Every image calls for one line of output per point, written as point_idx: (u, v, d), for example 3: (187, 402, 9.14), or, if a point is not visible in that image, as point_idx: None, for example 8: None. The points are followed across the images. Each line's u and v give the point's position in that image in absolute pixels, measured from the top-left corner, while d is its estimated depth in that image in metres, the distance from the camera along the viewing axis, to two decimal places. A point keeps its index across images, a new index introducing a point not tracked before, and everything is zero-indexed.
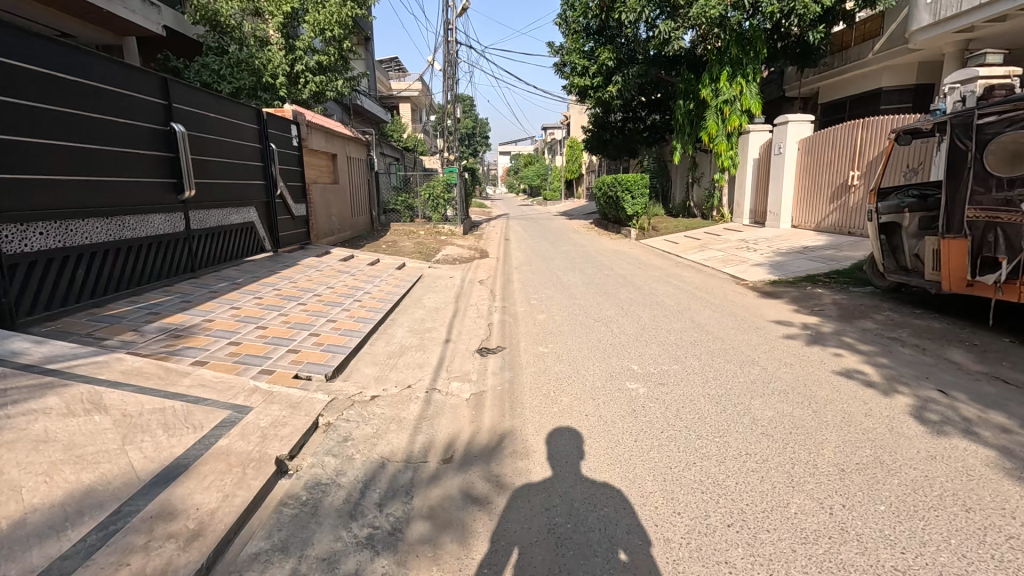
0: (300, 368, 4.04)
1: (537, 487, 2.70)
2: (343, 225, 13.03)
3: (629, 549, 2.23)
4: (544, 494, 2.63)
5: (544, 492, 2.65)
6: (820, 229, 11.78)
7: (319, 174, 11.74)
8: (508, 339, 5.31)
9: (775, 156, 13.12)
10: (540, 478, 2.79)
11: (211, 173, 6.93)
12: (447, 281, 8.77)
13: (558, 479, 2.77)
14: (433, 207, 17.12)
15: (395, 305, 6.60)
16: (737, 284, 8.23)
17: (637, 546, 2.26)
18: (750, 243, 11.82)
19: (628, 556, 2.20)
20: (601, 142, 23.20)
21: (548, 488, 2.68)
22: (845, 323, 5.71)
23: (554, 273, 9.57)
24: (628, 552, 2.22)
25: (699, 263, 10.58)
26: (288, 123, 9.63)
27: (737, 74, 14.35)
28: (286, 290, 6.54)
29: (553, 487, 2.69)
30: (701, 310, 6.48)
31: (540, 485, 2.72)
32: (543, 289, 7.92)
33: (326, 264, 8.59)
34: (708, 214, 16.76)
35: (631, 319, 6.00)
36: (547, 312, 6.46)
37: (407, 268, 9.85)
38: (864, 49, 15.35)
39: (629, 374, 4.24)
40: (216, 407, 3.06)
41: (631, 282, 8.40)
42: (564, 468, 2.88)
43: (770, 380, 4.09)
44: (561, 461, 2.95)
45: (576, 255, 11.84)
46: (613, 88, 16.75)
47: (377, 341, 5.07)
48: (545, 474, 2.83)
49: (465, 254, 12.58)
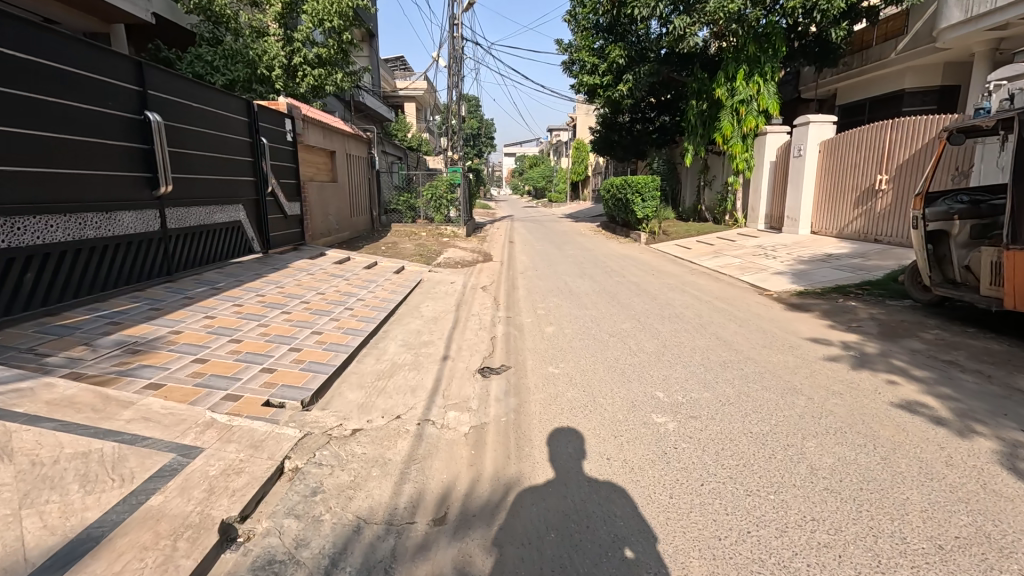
0: (272, 393, 3.47)
1: (540, 488, 2.67)
2: (341, 225, 12.52)
3: (635, 548, 2.23)
4: (548, 494, 2.61)
5: (547, 494, 2.62)
6: (842, 236, 11.19)
7: (316, 172, 11.21)
8: (514, 356, 4.73)
9: (794, 158, 12.53)
10: (544, 478, 2.76)
11: (192, 168, 6.37)
12: (448, 286, 8.21)
13: (562, 480, 2.75)
14: (436, 208, 16.41)
15: (390, 314, 6.04)
16: (760, 295, 7.63)
17: (641, 543, 2.26)
18: (768, 249, 11.22)
19: (633, 554, 2.20)
20: (609, 143, 22.63)
21: (552, 488, 2.67)
22: (890, 343, 5.11)
23: (562, 279, 8.99)
24: (634, 550, 2.22)
25: (716, 270, 9.97)
26: (282, 117, 9.09)
27: (754, 72, 13.73)
28: (270, 296, 5.98)
29: (556, 487, 2.68)
30: (726, 324, 5.88)
31: (545, 484, 2.70)
32: (550, 297, 7.35)
33: (319, 267, 8.04)
34: (720, 218, 16.16)
35: (650, 334, 5.42)
36: (556, 324, 5.89)
37: (406, 271, 9.30)
38: (886, 49, 14.69)
39: (655, 404, 3.66)
40: (156, 450, 2.49)
41: (646, 290, 7.81)
42: (566, 470, 2.85)
43: (820, 413, 3.51)
44: (561, 461, 2.93)
45: (584, 260, 11.27)
46: (624, 86, 16.16)
47: (365, 357, 4.50)
48: (547, 476, 2.79)
49: (468, 257, 12.03)
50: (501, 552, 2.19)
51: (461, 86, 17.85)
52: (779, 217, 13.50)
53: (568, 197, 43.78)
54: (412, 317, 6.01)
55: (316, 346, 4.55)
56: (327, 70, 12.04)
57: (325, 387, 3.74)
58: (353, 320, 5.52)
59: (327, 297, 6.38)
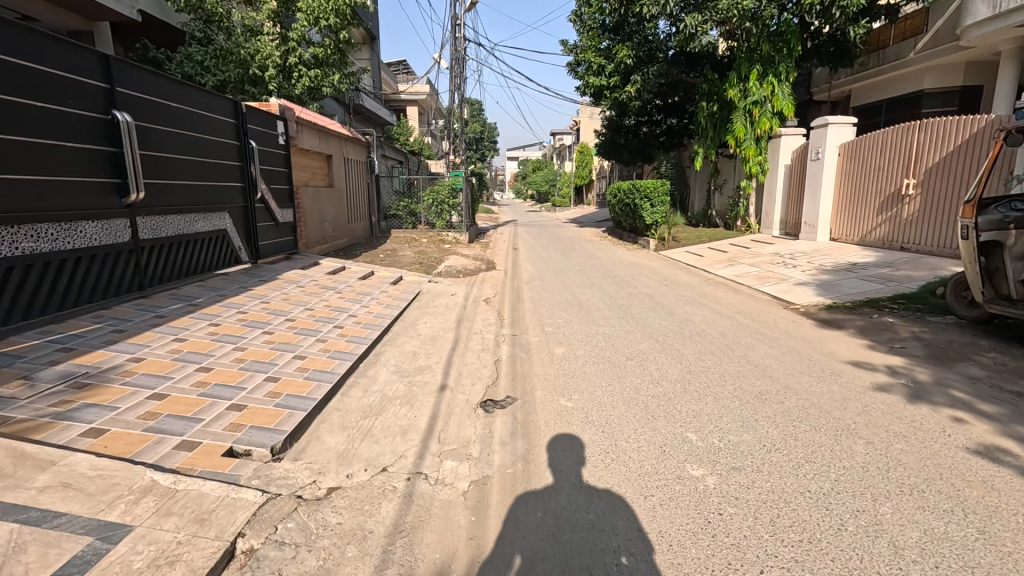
0: (236, 439, 2.94)
1: (538, 494, 2.69)
2: (338, 232, 12.03)
3: (631, 555, 2.25)
4: (546, 501, 2.63)
5: (546, 501, 2.63)
6: (865, 243, 10.66)
7: (311, 177, 10.72)
8: (521, 386, 4.17)
9: (811, 162, 11.97)
10: (543, 484, 2.79)
11: (170, 173, 5.88)
12: (448, 299, 7.68)
13: (561, 485, 2.77)
14: (437, 213, 16.02)
15: (383, 332, 5.50)
16: (785, 309, 7.08)
17: (637, 550, 2.28)
18: (786, 257, 10.66)
19: (629, 561, 2.21)
20: (615, 147, 22.03)
21: (551, 494, 2.69)
22: (943, 369, 4.54)
23: (569, 290, 8.47)
24: (629, 557, 2.24)
25: (733, 280, 9.40)
26: (274, 119, 8.61)
27: (768, 72, 13.20)
28: (253, 313, 5.45)
29: (555, 493, 2.69)
30: (756, 344, 5.32)
31: (543, 490, 2.73)
32: (558, 312, 6.79)
33: (311, 278, 7.53)
34: (732, 224, 15.60)
35: (672, 358, 4.87)
36: (567, 344, 5.34)
37: (404, 282, 8.78)
38: (905, 48, 14.16)
39: (688, 452, 3.10)
40: (68, 533, 1.95)
41: (661, 304, 7.26)
42: (565, 476, 2.86)
43: (884, 463, 2.97)
44: (560, 468, 2.94)
45: (592, 269, 10.75)
46: (632, 88, 15.60)
47: (352, 388, 3.97)
48: (546, 482, 2.81)
49: (470, 265, 11.50)
50: (497, 558, 2.22)
51: (462, 88, 17.34)
52: (796, 223, 12.93)
53: (572, 201, 43.21)
54: (407, 336, 5.46)
55: (297, 374, 4.01)
56: (323, 72, 11.61)
57: (301, 429, 3.20)
58: (343, 341, 4.98)
59: (317, 313, 5.89)
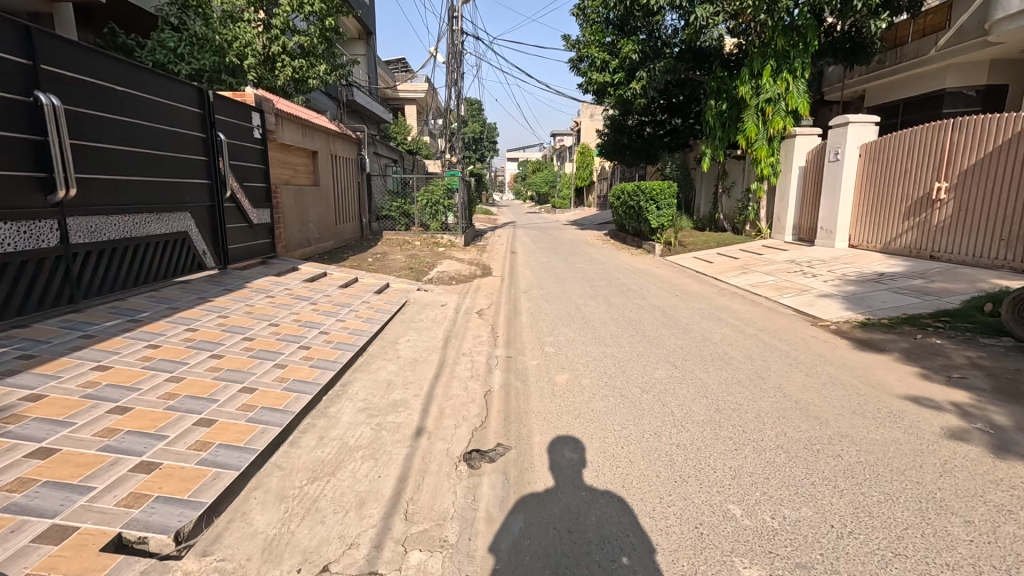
0: (129, 522, 2.18)
1: (539, 496, 2.67)
2: (324, 234, 11.26)
3: (632, 555, 2.25)
4: (547, 502, 2.61)
5: (547, 503, 2.61)
6: (888, 250, 9.97)
7: (294, 174, 9.96)
8: (514, 432, 3.40)
9: (829, 163, 11.23)
10: (544, 487, 2.76)
11: (116, 167, 5.15)
12: (437, 310, 6.92)
13: (562, 488, 2.75)
14: (431, 214, 15.14)
15: (357, 353, 4.73)
16: (813, 326, 6.34)
17: (638, 550, 2.28)
18: (804, 265, 9.93)
19: (630, 560, 2.22)
20: (619, 147, 21.23)
21: (551, 496, 2.67)
22: (1020, 407, 3.80)
23: (571, 300, 7.73)
24: (630, 557, 2.24)
25: (749, 291, 8.67)
26: (248, 110, 7.86)
27: (782, 69, 12.45)
28: (204, 331, 4.67)
29: (556, 496, 2.67)
30: (789, 371, 4.58)
31: (544, 493, 2.70)
32: (558, 329, 6.03)
33: (285, 287, 6.78)
34: (741, 228, 14.88)
35: (694, 390, 4.13)
36: (572, 370, 4.59)
37: (391, 290, 8.03)
38: (925, 44, 13.47)
39: (735, 537, 2.35)
40: None
41: (674, 319, 6.52)
42: (565, 479, 2.84)
43: (999, 557, 2.22)
44: (566, 554, 2.24)
45: (595, 276, 10.00)
46: (637, 84, 14.82)
47: (306, 433, 3.21)
48: (546, 484, 2.79)
49: (465, 271, 10.75)
50: None
51: (461, 83, 16.57)
52: (811, 228, 12.22)
53: (572, 203, 42.54)
54: (383, 360, 4.67)
55: (237, 415, 3.24)
56: (309, 62, 10.88)
57: (222, 502, 2.44)
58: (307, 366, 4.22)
59: (283, 329, 5.14)
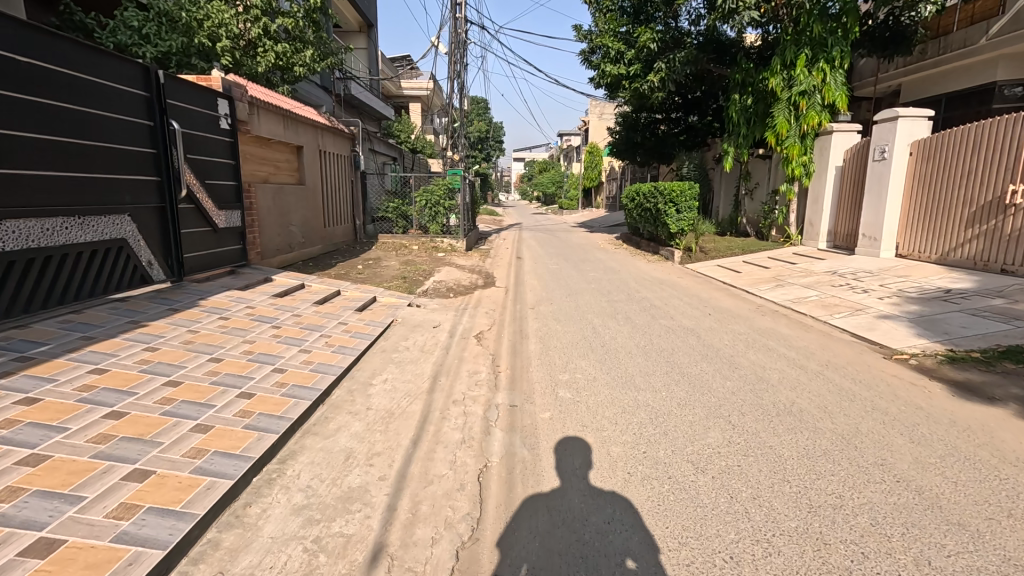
0: None
1: None
2: (309, 238, 10.19)
3: (637, 558, 2.27)
4: None
5: (548, 545, 2.35)
6: (945, 261, 8.83)
7: (274, 172, 8.89)
8: (521, 531, 2.43)
9: (873, 163, 10.05)
10: (550, 487, 2.80)
11: (22, 159, 4.20)
12: (430, 333, 5.82)
13: (568, 489, 2.79)
14: (431, 216, 13.99)
15: (313, 402, 3.61)
16: (884, 358, 5.22)
17: (643, 553, 2.31)
18: (849, 278, 8.78)
19: (635, 564, 2.24)
20: (631, 146, 19.96)
21: None
22: None
23: (586, 320, 6.63)
24: (635, 560, 2.26)
25: (791, 308, 7.54)
26: (214, 96, 6.81)
27: (819, 58, 11.24)
28: (115, 373, 3.58)
29: None
30: (884, 433, 3.46)
31: None
32: (573, 362, 4.93)
33: (247, 306, 5.69)
34: (766, 232, 13.75)
35: (766, 468, 3.01)
36: (596, 430, 3.49)
37: (379, 305, 6.95)
38: (974, 33, 12.19)
39: None
40: None
41: (712, 348, 5.41)
42: (571, 480, 2.88)
43: None
44: None
45: (610, 288, 8.88)
46: (655, 77, 13.63)
47: (200, 566, 2.11)
48: (551, 485, 2.83)
49: (465, 280, 9.65)
50: None
51: (463, 76, 15.44)
52: (848, 235, 11.07)
53: (580, 203, 41.37)
54: (344, 415, 3.54)
55: (100, 531, 2.13)
56: (295, 48, 9.81)
57: None
58: (237, 428, 3.11)
59: (224, 367, 4.00)
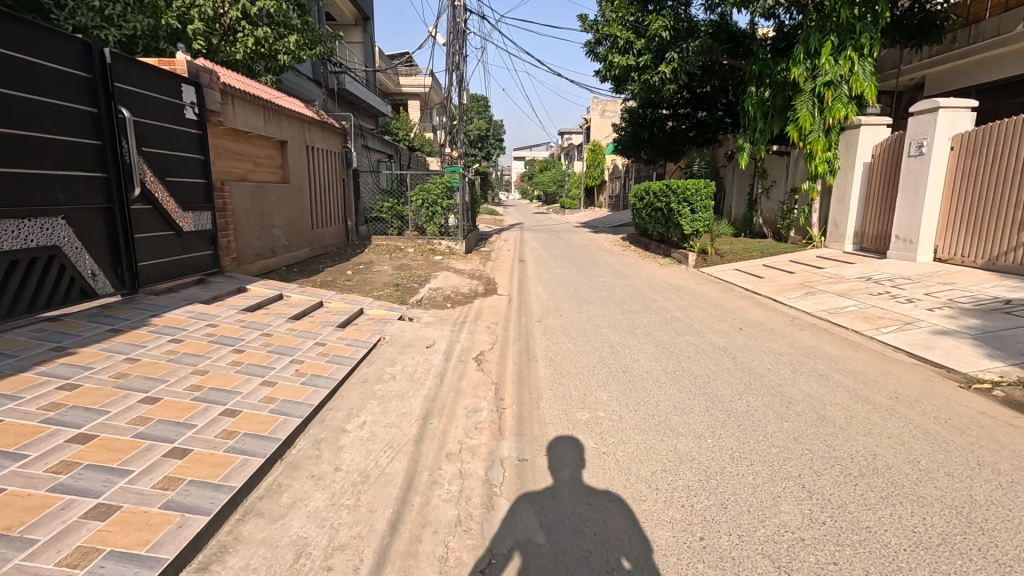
0: None
1: None
2: (295, 242, 9.37)
3: (632, 559, 2.27)
4: None
5: None
6: (995, 266, 8.00)
7: (254, 168, 8.06)
8: None
9: (908, 158, 9.21)
10: None
11: None
12: (423, 354, 5.01)
13: None
14: (428, 217, 13.14)
15: (263, 465, 2.78)
16: (956, 385, 4.43)
17: (638, 553, 2.31)
18: (889, 284, 7.96)
19: (631, 564, 2.24)
20: (638, 142, 18.73)
21: None
22: None
23: (601, 336, 5.82)
24: (631, 561, 2.26)
25: (829, 321, 6.74)
26: (176, 81, 5.99)
27: (845, 46, 10.41)
28: (7, 424, 2.75)
29: None
30: (1011, 506, 2.64)
31: None
32: (592, 394, 4.11)
33: (209, 323, 4.89)
34: (784, 233, 12.97)
35: (874, 569, 2.20)
36: (632, 502, 2.68)
37: (366, 319, 6.13)
38: (1009, 20, 11.25)
39: None
40: None
41: (753, 374, 4.62)
42: (587, 538, 2.39)
43: None
44: None
45: (624, 296, 8.08)
46: (666, 68, 12.87)
47: None
48: (562, 544, 2.35)
49: (465, 287, 8.85)
50: None
51: (463, 68, 14.59)
52: (878, 237, 10.32)
53: (582, 203, 40.45)
54: (303, 483, 2.70)
55: None
56: (277, 33, 8.99)
57: None
58: (151, 512, 2.29)
59: (157, 412, 3.17)
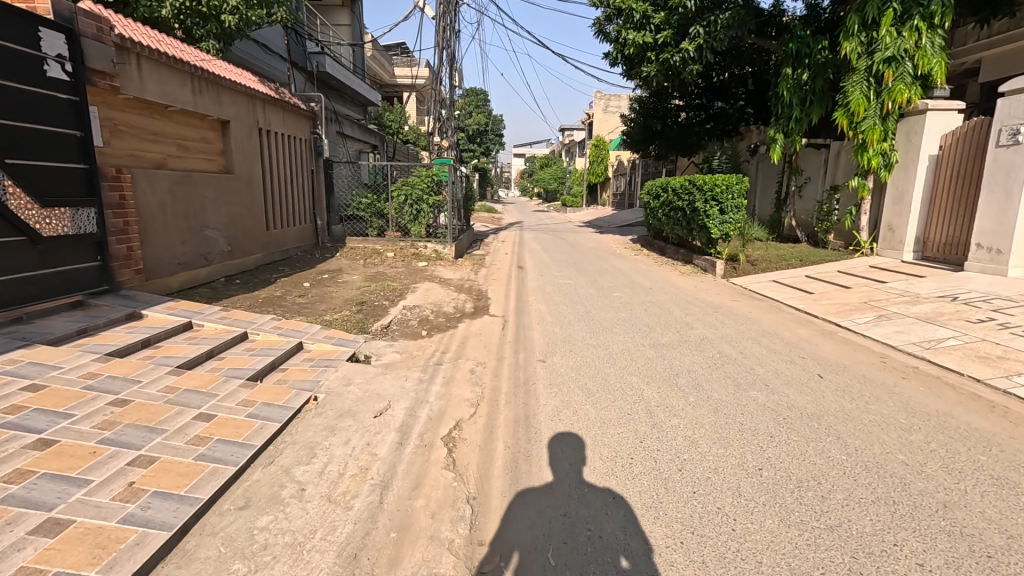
0: None
1: None
2: (241, 246, 7.60)
3: (631, 558, 2.21)
4: None
5: None
6: None
7: (175, 150, 6.26)
8: None
9: (996, 149, 7.48)
10: None
11: None
12: (367, 428, 3.28)
13: None
14: (412, 215, 11.36)
15: None
16: None
17: (637, 552, 2.24)
18: (987, 307, 6.29)
19: (628, 564, 2.17)
20: (648, 134, 17.00)
21: None
22: None
23: (631, 389, 4.11)
24: (629, 560, 2.20)
25: (930, 359, 5.06)
26: (31, 22, 4.19)
27: (910, 15, 8.62)
28: None
29: None
30: None
31: None
32: (639, 534, 2.36)
33: (33, 382, 3.15)
34: (823, 238, 11.27)
35: None
36: None
37: (298, 363, 4.35)
38: None
39: None
40: None
41: (884, 473, 2.92)
42: None
43: None
44: None
45: (650, 319, 6.35)
46: (690, 45, 11.17)
47: None
48: None
49: (449, 303, 7.10)
50: None
51: (455, 46, 12.73)
52: (948, 244, 8.63)
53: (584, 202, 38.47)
54: None
55: None
56: None
57: None
58: None
59: None
